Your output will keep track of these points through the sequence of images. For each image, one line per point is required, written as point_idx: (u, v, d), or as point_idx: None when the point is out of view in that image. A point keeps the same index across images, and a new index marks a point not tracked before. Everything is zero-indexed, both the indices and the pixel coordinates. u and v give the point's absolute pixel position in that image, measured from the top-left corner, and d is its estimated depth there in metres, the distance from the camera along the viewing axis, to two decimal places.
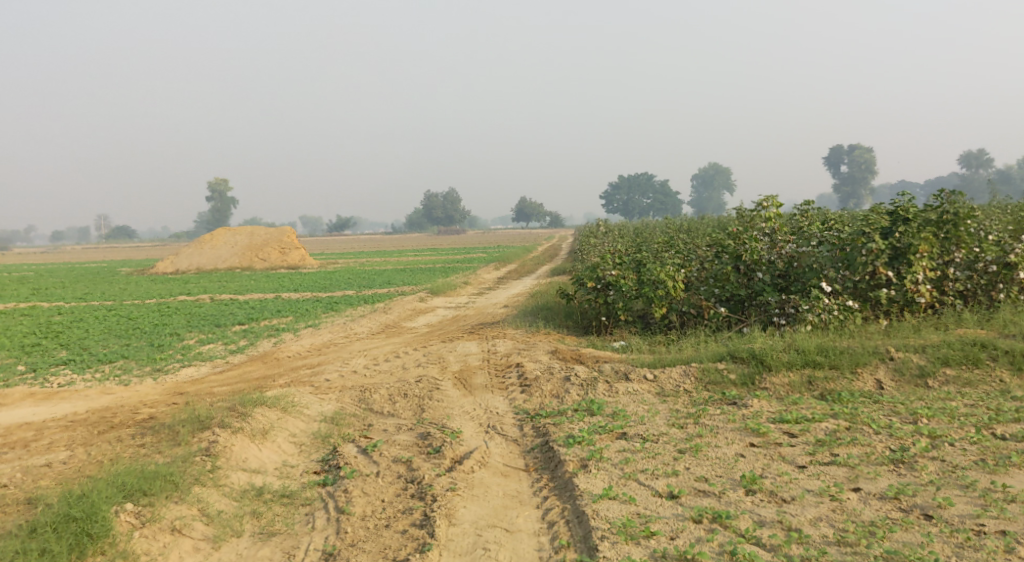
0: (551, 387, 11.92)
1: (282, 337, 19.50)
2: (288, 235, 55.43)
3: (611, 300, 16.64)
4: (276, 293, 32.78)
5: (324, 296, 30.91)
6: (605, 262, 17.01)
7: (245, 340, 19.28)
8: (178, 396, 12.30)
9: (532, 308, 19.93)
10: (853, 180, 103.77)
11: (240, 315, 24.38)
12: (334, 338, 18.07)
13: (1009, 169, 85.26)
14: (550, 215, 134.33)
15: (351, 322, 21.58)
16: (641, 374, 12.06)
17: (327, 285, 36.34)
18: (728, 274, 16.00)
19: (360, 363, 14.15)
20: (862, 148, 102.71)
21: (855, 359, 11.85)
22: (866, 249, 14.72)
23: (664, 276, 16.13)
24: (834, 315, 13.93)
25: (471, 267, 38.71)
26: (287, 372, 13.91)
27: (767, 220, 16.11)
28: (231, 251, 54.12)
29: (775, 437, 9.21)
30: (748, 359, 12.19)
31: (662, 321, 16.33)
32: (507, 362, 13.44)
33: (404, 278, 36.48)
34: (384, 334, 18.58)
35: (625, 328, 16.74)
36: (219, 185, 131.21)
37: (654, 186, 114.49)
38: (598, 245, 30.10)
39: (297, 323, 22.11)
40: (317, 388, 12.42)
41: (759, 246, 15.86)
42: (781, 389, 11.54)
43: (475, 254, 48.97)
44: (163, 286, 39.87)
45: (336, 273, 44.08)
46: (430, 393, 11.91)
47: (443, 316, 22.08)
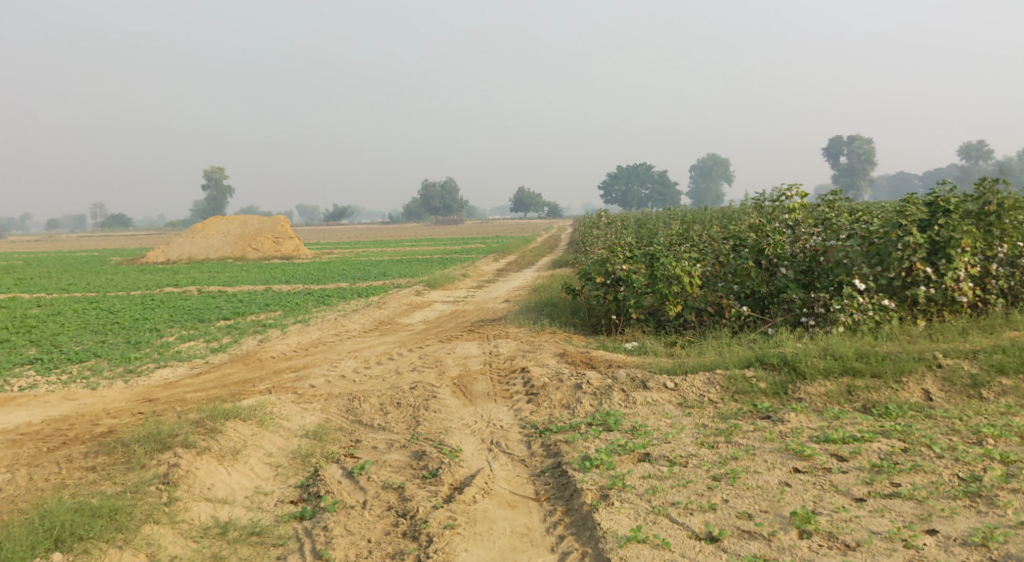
0: (561, 397, 10.71)
1: (268, 334, 18.27)
2: (282, 225, 54.14)
3: (622, 296, 15.46)
4: (267, 285, 31.50)
5: (317, 288, 29.67)
6: (616, 256, 15.82)
7: (229, 337, 18.06)
8: (146, 405, 11.08)
9: (536, 304, 18.70)
10: (854, 172, 102.34)
11: (226, 309, 23.14)
12: (323, 337, 16.85)
13: (1009, 160, 84.09)
14: (548, 205, 132.91)
15: (343, 317, 20.31)
16: (661, 382, 10.87)
17: (321, 277, 35.06)
18: (748, 269, 14.76)
19: (350, 366, 12.94)
20: (862, 140, 101.52)
21: (899, 367, 10.62)
22: (903, 243, 13.52)
23: (680, 271, 14.94)
24: (869, 315, 12.71)
25: (469, 259, 37.47)
26: (270, 376, 12.70)
27: (790, 211, 14.90)
28: (223, 240, 52.80)
29: (823, 462, 8.01)
30: (779, 365, 10.96)
31: (678, 320, 15.13)
32: (511, 366, 12.22)
33: (401, 270, 35.26)
34: (377, 332, 17.37)
35: (636, 327, 15.53)
36: (213, 173, 129.49)
37: (653, 177, 113.10)
38: (602, 236, 28.90)
39: (285, 319, 20.87)
40: (300, 396, 11.21)
41: (782, 239, 14.67)
42: (818, 399, 10.31)
43: (473, 246, 47.76)
44: (152, 276, 38.57)
45: (331, 264, 42.86)
46: (426, 403, 10.70)
47: (440, 312, 20.85)
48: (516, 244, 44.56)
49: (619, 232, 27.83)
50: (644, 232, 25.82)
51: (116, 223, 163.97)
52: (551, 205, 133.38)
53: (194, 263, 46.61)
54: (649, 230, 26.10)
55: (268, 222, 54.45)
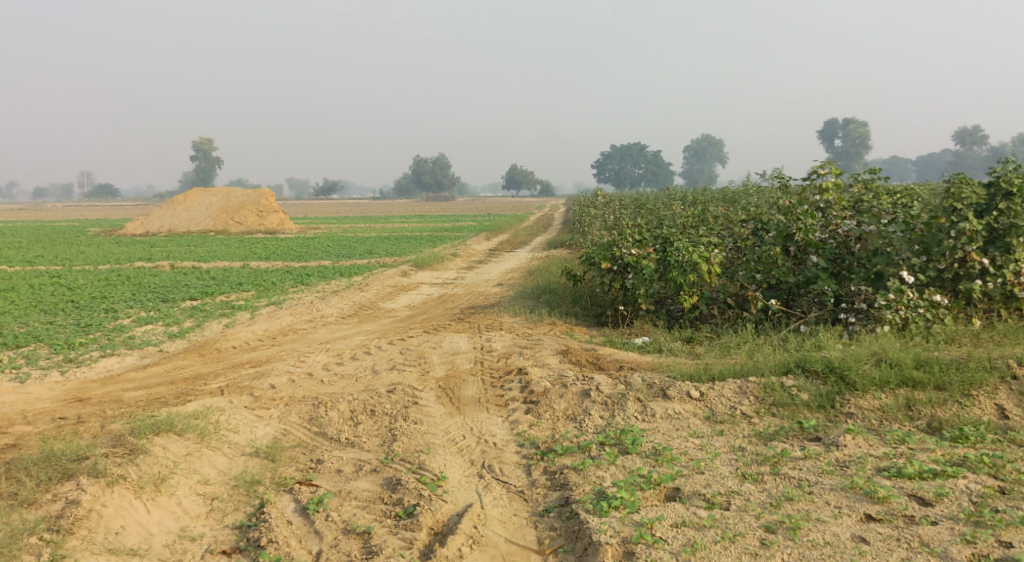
0: (566, 407, 9.04)
1: (236, 318, 16.48)
2: (267, 199, 52.20)
3: (631, 285, 13.78)
4: (245, 262, 29.60)
5: (297, 266, 27.81)
6: (624, 239, 14.14)
7: (192, 321, 16.25)
8: (72, 408, 9.31)
9: (533, 290, 16.92)
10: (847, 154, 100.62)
11: (196, 287, 21.27)
12: (295, 323, 15.06)
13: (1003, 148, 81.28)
14: (541, 183, 130.77)
15: (320, 300, 18.48)
16: (684, 390, 9.18)
17: (303, 254, 33.15)
18: (775, 256, 13.06)
19: (320, 361, 11.20)
20: (857, 124, 99.96)
21: (967, 378, 8.91)
22: (956, 229, 11.86)
23: (697, 258, 13.26)
24: (919, 312, 11.04)
25: (459, 237, 35.68)
26: (226, 371, 10.94)
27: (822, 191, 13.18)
28: (204, 213, 50.75)
29: (903, 507, 6.39)
30: (824, 374, 9.26)
31: (693, 313, 13.48)
32: (507, 366, 10.49)
33: (388, 247, 33.46)
34: (356, 319, 15.62)
35: (646, 320, 13.87)
36: (201, 145, 126.86)
37: (647, 156, 111.20)
38: (600, 214, 27.13)
39: (258, 300, 19.05)
40: (257, 399, 9.49)
41: (813, 223, 12.96)
42: (873, 416, 8.64)
43: (462, 223, 45.91)
44: (126, 250, 36.65)
45: (316, 240, 41.08)
46: (404, 412, 8.98)
47: (428, 296, 19.08)
48: (508, 222, 42.70)
49: (619, 212, 25.98)
50: (647, 214, 23.98)
51: (102, 193, 161.08)
52: (543, 183, 131.19)
53: (173, 237, 44.61)
54: (652, 212, 24.28)
55: (251, 194, 52.41)
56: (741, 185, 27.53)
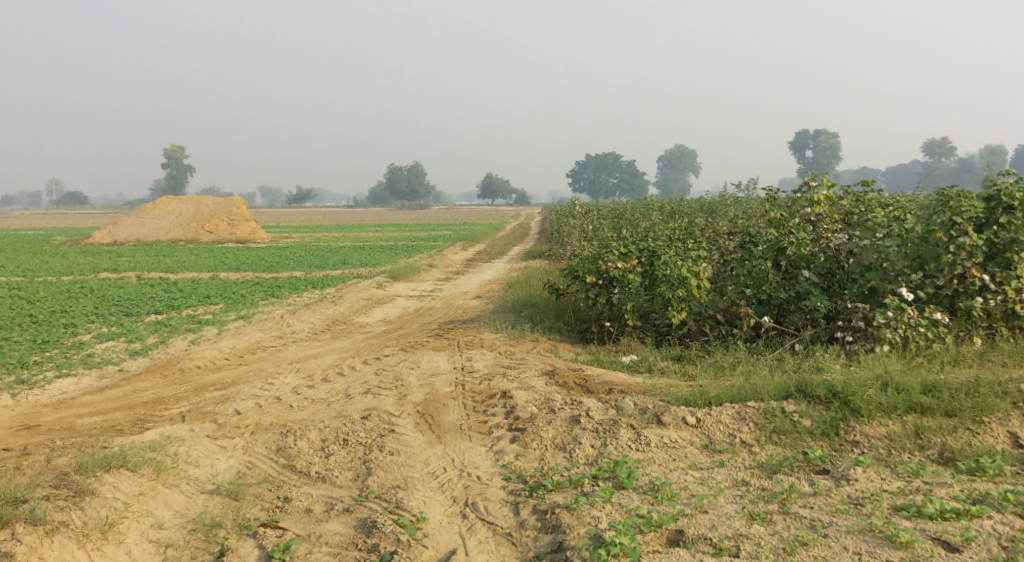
0: (554, 435, 8.44)
1: (203, 334, 15.74)
2: (238, 208, 51.27)
3: (617, 300, 13.25)
4: (214, 273, 28.76)
5: (268, 277, 27.04)
6: (610, 252, 13.57)
7: (156, 337, 15.50)
8: (18, 437, 8.60)
9: (514, 305, 16.28)
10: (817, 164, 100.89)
11: (162, 300, 20.46)
12: (264, 339, 14.36)
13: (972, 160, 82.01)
14: (516, 192, 130.21)
15: (291, 315, 17.73)
16: (680, 416, 8.62)
17: (275, 264, 32.33)
18: (766, 271, 12.57)
19: (291, 384, 10.51)
20: (828, 135, 100.61)
21: (978, 404, 8.39)
22: (955, 244, 11.42)
23: (686, 273, 12.78)
24: (920, 332, 10.53)
25: (435, 246, 35.04)
26: (189, 395, 10.19)
27: (813, 204, 12.73)
28: (173, 222, 49.67)
29: (928, 553, 6.07)
30: (827, 399, 8.71)
31: (681, 329, 12.96)
32: (489, 389, 9.86)
33: (362, 258, 32.74)
34: (329, 335, 14.95)
35: (632, 336, 13.32)
36: (173, 153, 125.28)
37: (622, 166, 111.14)
38: (579, 224, 26.57)
39: (226, 315, 18.30)
40: (221, 427, 8.78)
41: (806, 237, 12.49)
42: (880, 445, 8.12)
43: (437, 232, 45.21)
44: (91, 260, 35.67)
45: (288, 249, 40.25)
46: (380, 441, 8.34)
47: (404, 310, 18.39)
48: (484, 232, 42.03)
49: (599, 222, 25.40)
50: (628, 225, 23.43)
51: (70, 200, 158.61)
52: (519, 192, 130.70)
53: (141, 246, 43.55)
54: (632, 224, 23.75)
55: (222, 203, 51.45)
56: (722, 195, 27.04)
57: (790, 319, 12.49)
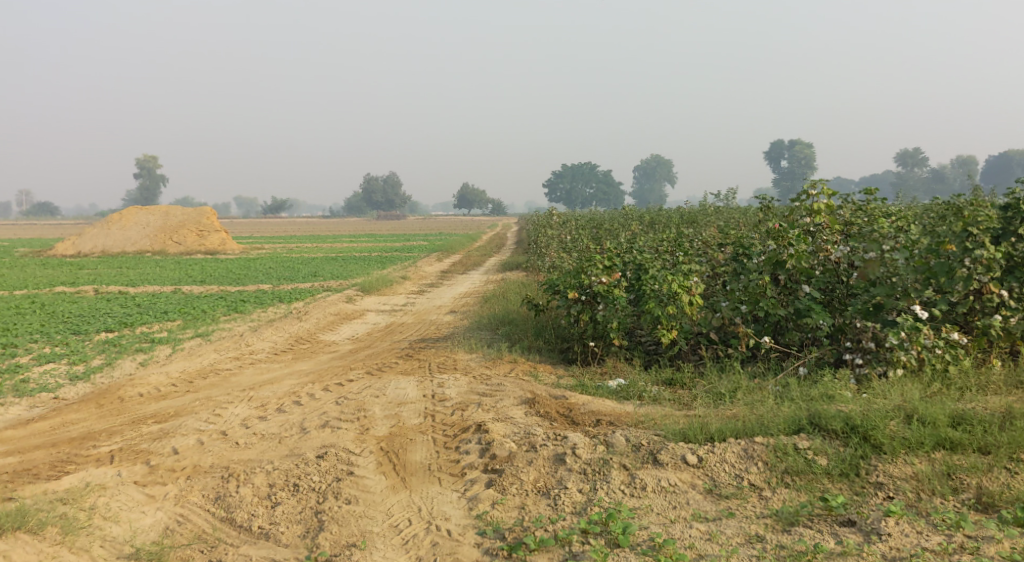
0: (536, 477, 7.40)
1: (154, 354, 14.54)
2: (207, 218, 49.90)
3: (602, 317, 12.22)
4: (176, 287, 27.47)
5: (233, 291, 25.80)
6: (593, 266, 12.52)
7: (102, 358, 14.27)
8: None
9: (490, 322, 15.16)
10: (792, 175, 100.57)
11: (115, 317, 19.18)
12: (219, 361, 13.18)
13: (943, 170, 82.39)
14: (492, 202, 129.29)
15: (252, 333, 16.55)
16: (678, 455, 7.60)
17: (243, 277, 31.09)
18: (764, 286, 11.62)
19: (240, 416, 9.34)
20: (802, 145, 100.88)
21: (1017, 438, 7.39)
22: (970, 257, 10.51)
23: (677, 289, 11.82)
24: (938, 354, 9.59)
25: (409, 257, 33.97)
26: (123, 430, 9.00)
27: (813, 214, 11.85)
28: (140, 232, 48.17)
29: None
30: (844, 434, 7.70)
31: (672, 350, 11.98)
32: (463, 422, 8.77)
33: (333, 269, 31.57)
34: (291, 356, 13.80)
35: (619, 357, 12.32)
36: (145, 163, 123.34)
37: (597, 176, 110.52)
38: (556, 234, 25.60)
39: (182, 333, 17.08)
40: (154, 470, 7.62)
41: (806, 248, 11.55)
42: (907, 487, 7.14)
43: (411, 243, 44.10)
44: (50, 273, 34.18)
45: (258, 261, 38.98)
46: (336, 487, 7.25)
47: (373, 326, 17.21)
48: (459, 242, 40.88)
49: (577, 233, 24.33)
50: (608, 236, 22.44)
51: (40, 210, 155.68)
52: (495, 202, 129.69)
53: (105, 258, 42.05)
54: (612, 235, 22.71)
55: (190, 213, 50.02)
56: (701, 204, 26.19)
57: (789, 338, 11.53)
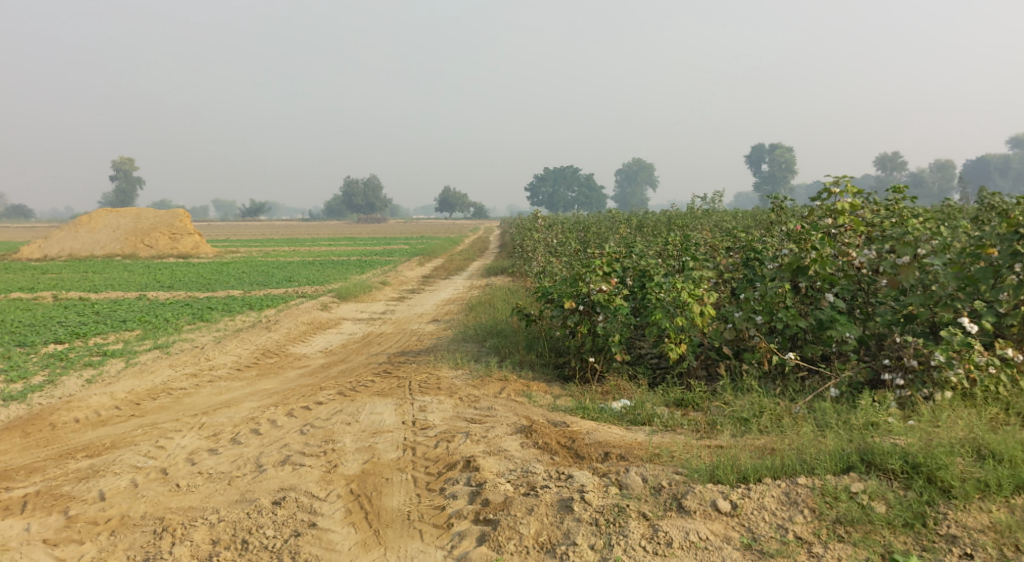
0: (538, 529, 6.20)
1: (104, 370, 13.14)
2: (181, 221, 48.30)
3: (602, 329, 10.96)
4: (142, 293, 26.00)
5: (201, 297, 24.35)
6: (591, 272, 11.28)
7: (45, 375, 12.86)
8: None
9: (477, 334, 13.82)
10: (773, 179, 99.85)
11: (69, 327, 17.73)
12: (174, 378, 11.80)
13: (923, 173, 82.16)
14: (473, 206, 128.10)
15: (216, 345, 15.16)
16: (709, 500, 6.32)
17: (214, 282, 29.61)
18: (784, 295, 10.39)
19: (187, 448, 8.00)
20: (783, 148, 100.52)
21: None
22: (1021, 262, 9.32)
23: (687, 298, 10.60)
24: (992, 373, 8.38)
25: (388, 262, 32.59)
26: (47, 467, 7.67)
27: (836, 214, 10.63)
28: (111, 235, 46.54)
29: None
30: (904, 474, 6.45)
31: (681, 366, 10.75)
32: (449, 457, 7.47)
33: (309, 274, 30.16)
34: (255, 372, 12.46)
35: (621, 373, 11.06)
36: (120, 166, 121.23)
37: (579, 180, 109.40)
38: (542, 236, 24.32)
39: (139, 345, 15.67)
40: (71, 524, 6.46)
41: (830, 252, 10.33)
42: (987, 542, 5.90)
43: (391, 247, 42.66)
44: (12, 278, 32.60)
45: (231, 265, 37.44)
46: (293, 545, 6.15)
47: (349, 337, 15.83)
48: (440, 246, 39.39)
49: (565, 237, 22.97)
50: (597, 241, 21.19)
51: (13, 213, 152.83)
52: (476, 205, 128.17)
53: (73, 263, 40.40)
54: (602, 239, 21.35)
55: (162, 217, 48.37)
56: (692, 207, 25.00)
57: (810, 351, 10.32)
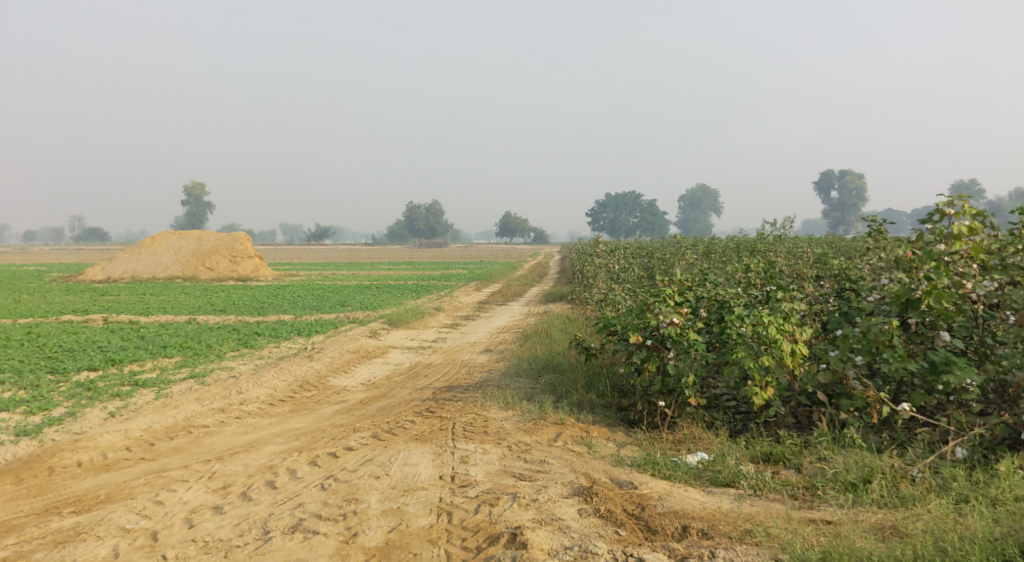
0: None
1: (131, 402, 12.17)
2: (241, 243, 48.08)
3: (674, 368, 9.56)
4: (193, 316, 25.30)
5: (251, 321, 23.54)
6: (662, 301, 9.88)
7: (68, 406, 11.93)
8: None
9: (532, 369, 12.48)
10: (843, 205, 96.71)
11: (109, 353, 16.93)
12: (198, 414, 10.72)
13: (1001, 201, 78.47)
14: (536, 231, 127.23)
15: (254, 374, 14.11)
16: None
17: (267, 305, 28.85)
18: (892, 332, 8.87)
19: (189, 505, 6.88)
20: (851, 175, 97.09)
21: None
22: None
23: (775, 334, 9.20)
24: None
25: (446, 286, 31.53)
26: (25, 527, 6.64)
27: (953, 239, 9.07)
28: (172, 258, 46.53)
29: None
30: None
31: (766, 413, 9.32)
32: (490, 527, 6.32)
33: (364, 299, 29.25)
34: (289, 407, 11.34)
35: (696, 419, 9.64)
36: (190, 189, 123.27)
37: (642, 206, 107.58)
38: (603, 261, 22.99)
39: (175, 373, 14.73)
40: None
41: (947, 283, 8.82)
42: None
43: (452, 272, 41.71)
44: (70, 300, 32.37)
45: (288, 288, 36.86)
46: None
47: (395, 368, 14.67)
48: (497, 271, 38.17)
49: (628, 262, 21.61)
50: (663, 267, 19.79)
51: (87, 235, 156.57)
52: (538, 230, 127.26)
53: (133, 285, 40.23)
54: (668, 266, 19.87)
55: (223, 239, 48.11)
56: (765, 232, 23.45)
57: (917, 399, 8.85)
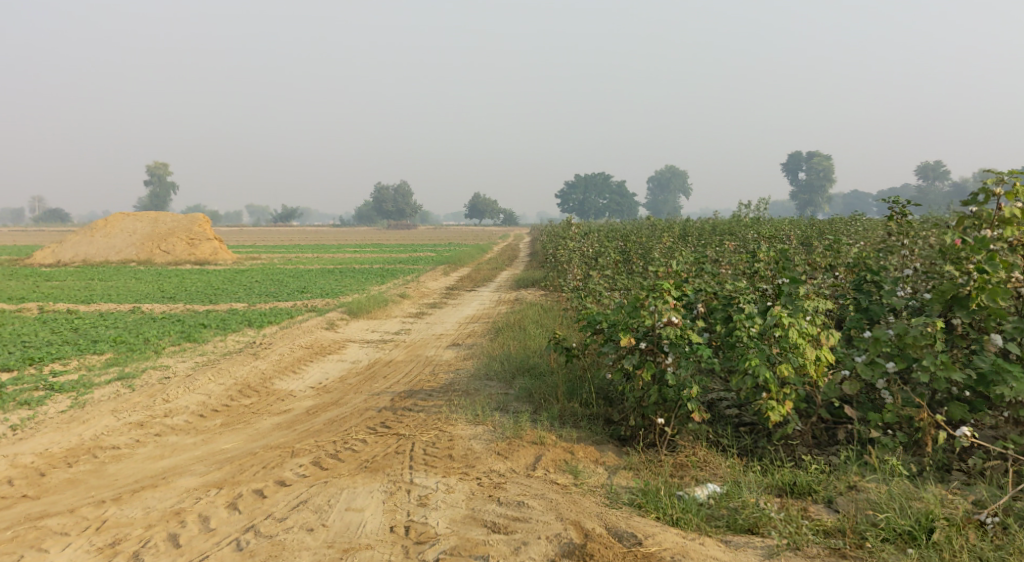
0: None
1: (38, 413, 10.47)
2: (200, 225, 45.96)
3: (673, 378, 8.01)
4: (138, 304, 23.45)
5: (200, 310, 21.76)
6: (657, 295, 8.27)
7: None
8: None
9: (504, 371, 10.90)
10: (810, 187, 95.55)
11: (32, 349, 15.12)
12: (110, 431, 9.04)
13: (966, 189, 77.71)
14: (505, 213, 125.39)
15: (190, 375, 12.40)
16: None
17: (222, 292, 26.99)
18: (935, 336, 7.40)
19: None
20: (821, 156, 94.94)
21: None
22: None
23: (796, 339, 7.66)
24: None
25: (412, 271, 29.79)
26: None
27: (1004, 224, 7.60)
28: (127, 241, 44.33)
29: None
30: None
31: (782, 430, 7.82)
32: None
33: (325, 285, 27.50)
34: (221, 420, 9.71)
35: (698, 439, 8.13)
36: (155, 170, 120.38)
37: (612, 187, 106.08)
38: (578, 243, 21.40)
39: (100, 374, 13.01)
40: None
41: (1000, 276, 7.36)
42: None
43: (420, 255, 39.84)
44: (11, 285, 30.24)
45: (246, 273, 34.97)
46: None
47: (351, 367, 13.07)
48: (466, 255, 36.43)
49: (605, 246, 20.03)
50: (645, 252, 18.25)
51: (46, 216, 152.42)
52: (507, 212, 125.48)
53: (83, 269, 38.12)
54: (648, 250, 18.26)
55: (180, 221, 45.95)
56: (751, 215, 21.96)
57: (956, 412, 7.44)
